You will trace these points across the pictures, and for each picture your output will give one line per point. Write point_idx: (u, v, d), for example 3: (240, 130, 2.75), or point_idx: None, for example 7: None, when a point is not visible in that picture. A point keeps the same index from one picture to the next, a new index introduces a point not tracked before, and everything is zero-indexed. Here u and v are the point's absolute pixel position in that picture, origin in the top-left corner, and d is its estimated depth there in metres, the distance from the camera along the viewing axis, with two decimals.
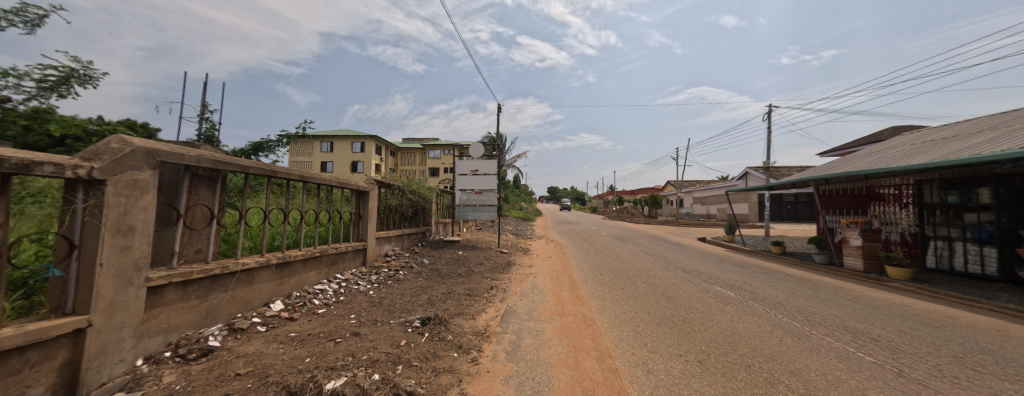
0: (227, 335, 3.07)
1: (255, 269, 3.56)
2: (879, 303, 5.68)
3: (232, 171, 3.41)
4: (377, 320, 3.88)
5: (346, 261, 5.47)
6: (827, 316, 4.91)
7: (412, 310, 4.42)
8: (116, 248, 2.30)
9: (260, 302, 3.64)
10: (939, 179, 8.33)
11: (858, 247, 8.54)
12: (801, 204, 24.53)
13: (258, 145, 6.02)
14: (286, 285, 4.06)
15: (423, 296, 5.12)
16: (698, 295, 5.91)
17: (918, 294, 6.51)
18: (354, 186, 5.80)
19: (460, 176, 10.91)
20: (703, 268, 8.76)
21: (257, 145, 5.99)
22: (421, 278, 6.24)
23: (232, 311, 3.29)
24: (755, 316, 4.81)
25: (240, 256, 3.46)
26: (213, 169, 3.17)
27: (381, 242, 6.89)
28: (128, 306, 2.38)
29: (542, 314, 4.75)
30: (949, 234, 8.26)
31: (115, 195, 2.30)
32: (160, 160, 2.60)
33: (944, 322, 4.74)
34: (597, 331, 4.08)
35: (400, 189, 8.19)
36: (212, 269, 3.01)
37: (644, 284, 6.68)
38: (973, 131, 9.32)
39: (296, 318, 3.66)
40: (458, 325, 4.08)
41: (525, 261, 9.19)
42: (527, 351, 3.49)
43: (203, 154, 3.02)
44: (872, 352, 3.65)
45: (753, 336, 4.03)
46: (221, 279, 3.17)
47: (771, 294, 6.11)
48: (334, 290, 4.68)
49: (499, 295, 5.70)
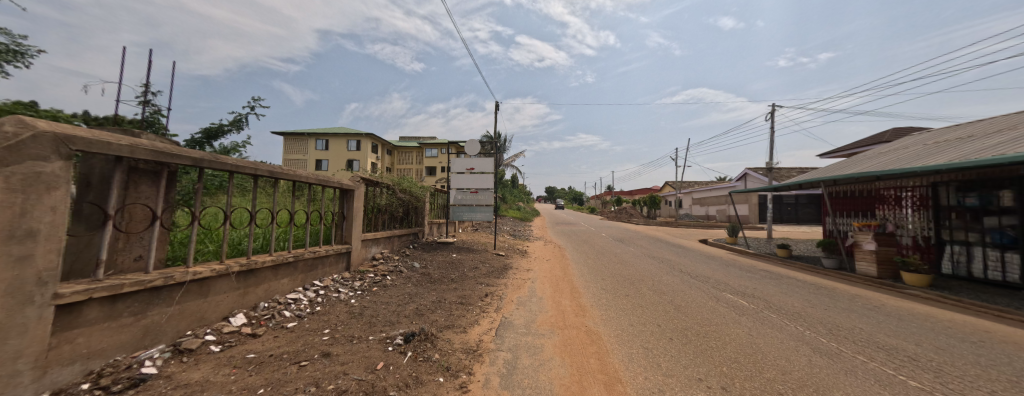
0: (170, 358, 2.59)
1: (211, 278, 3.07)
2: (903, 313, 5.28)
3: (181, 165, 2.92)
4: (353, 337, 3.39)
5: (326, 266, 4.99)
6: (852, 329, 4.49)
7: (396, 323, 3.94)
8: (7, 259, 1.80)
9: (216, 316, 3.16)
10: (958, 181, 7.93)
11: (871, 252, 8.12)
12: (801, 206, 24.26)
13: (210, 130, 5.50)
14: (251, 296, 3.57)
15: (410, 306, 4.63)
16: (708, 304, 5.50)
17: (941, 302, 6.11)
18: (337, 184, 5.27)
19: (455, 175, 10.41)
20: (710, 272, 8.35)
21: (210, 131, 5.50)
22: (410, 284, 5.75)
23: (180, 328, 2.82)
24: (775, 330, 4.38)
25: (191, 264, 2.96)
26: (154, 161, 2.68)
27: (368, 244, 6.40)
28: (25, 332, 1.88)
29: (541, 327, 4.29)
30: (967, 238, 7.87)
31: (6, 191, 1.80)
32: (77, 149, 2.11)
33: (980, 337, 4.34)
34: (603, 348, 3.64)
35: (390, 187, 7.69)
36: (151, 280, 2.52)
37: (649, 291, 6.25)
38: (989, 131, 8.97)
39: (260, 335, 3.19)
40: (447, 341, 3.61)
41: (522, 264, 8.76)
42: (524, 374, 3.04)
43: (141, 143, 2.54)
44: (914, 375, 3.24)
45: (778, 354, 3.60)
46: (165, 291, 2.68)
47: (787, 303, 5.70)
48: (309, 300, 4.20)
49: (494, 303, 5.26)
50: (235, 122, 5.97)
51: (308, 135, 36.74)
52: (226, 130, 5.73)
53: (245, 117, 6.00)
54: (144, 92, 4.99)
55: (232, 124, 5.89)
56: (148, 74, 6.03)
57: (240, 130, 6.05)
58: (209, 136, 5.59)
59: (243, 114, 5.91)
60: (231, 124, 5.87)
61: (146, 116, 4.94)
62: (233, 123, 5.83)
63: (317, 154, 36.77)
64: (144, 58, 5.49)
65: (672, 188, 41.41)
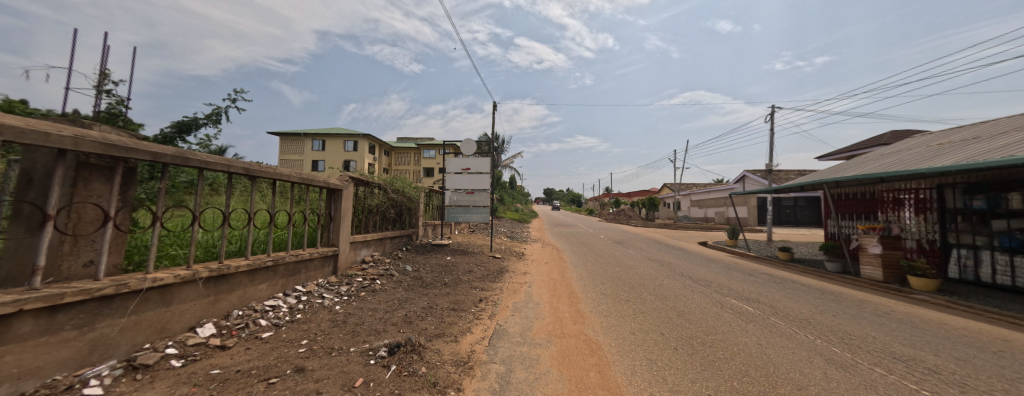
0: (121, 375, 2.33)
1: (174, 285, 2.80)
2: (915, 321, 5.06)
3: (141, 160, 2.66)
4: (333, 348, 3.12)
5: (309, 271, 4.71)
6: (866, 338, 4.25)
7: (382, 332, 3.67)
8: None
9: (181, 326, 2.89)
10: (965, 183, 7.75)
11: (877, 255, 7.91)
12: (800, 208, 24.11)
13: (182, 124, 5.20)
14: (223, 304, 3.30)
15: (398, 313, 4.35)
16: (714, 310, 5.25)
17: (952, 308, 5.89)
18: (323, 183, 4.98)
19: (450, 175, 10.13)
20: (712, 276, 8.09)
21: (182, 125, 5.21)
22: (401, 288, 5.48)
23: (137, 341, 2.55)
24: (785, 339, 4.13)
25: (152, 270, 2.70)
26: (107, 154, 2.42)
27: (357, 246, 6.12)
28: None
29: (537, 336, 4.03)
30: (974, 242, 7.67)
31: None
32: (5, 140, 1.86)
33: (998, 346, 4.11)
34: (604, 360, 3.40)
35: (381, 188, 7.40)
36: (101, 289, 2.26)
37: (651, 296, 6.01)
38: (995, 133, 8.80)
39: (229, 347, 2.91)
40: (435, 353, 3.34)
41: (519, 267, 8.52)
42: (518, 389, 2.79)
43: (89, 135, 2.29)
44: (939, 390, 2.99)
45: (792, 366, 3.36)
46: (118, 300, 2.42)
47: (795, 310, 5.46)
48: (289, 307, 3.92)
49: (489, 309, 5.01)
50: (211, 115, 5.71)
51: (304, 135, 36.40)
52: (198, 123, 5.45)
53: (222, 110, 5.76)
54: (104, 81, 4.65)
55: (207, 118, 5.60)
56: (104, 59, 5.61)
57: (216, 124, 5.79)
58: (180, 130, 5.29)
59: (219, 107, 5.65)
60: (206, 117, 5.58)
61: (105, 107, 4.62)
62: (208, 116, 5.55)
63: (313, 155, 36.43)
64: (106, 45, 5.15)
65: (671, 189, 41.26)
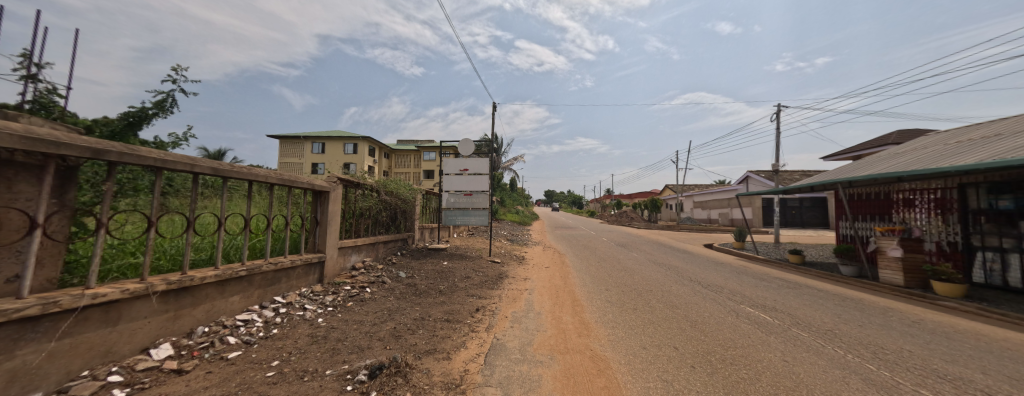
0: None
1: (122, 301, 2.45)
2: (948, 331, 4.68)
3: (81, 157, 2.30)
4: (306, 372, 2.74)
5: (291, 280, 4.34)
6: (901, 352, 3.86)
7: (365, 350, 3.29)
8: None
9: (132, 348, 2.54)
10: (988, 182, 7.35)
11: (897, 259, 7.49)
12: (805, 210, 23.72)
13: (131, 114, 4.51)
14: (185, 320, 2.94)
15: (386, 326, 3.98)
16: (729, 320, 4.86)
17: (985, 317, 5.49)
18: (307, 184, 4.60)
19: (448, 177, 9.80)
20: (723, 282, 7.66)
21: (132, 115, 4.50)
22: (392, 297, 5.12)
23: (73, 367, 2.19)
24: (813, 355, 3.74)
25: (93, 285, 2.34)
26: (36, 151, 2.07)
27: (346, 252, 5.74)
28: None
29: (538, 352, 3.65)
30: (1000, 245, 7.26)
31: None
32: None
33: None
34: (614, 381, 3.02)
35: (373, 190, 7.02)
36: (18, 309, 1.89)
37: (660, 304, 5.62)
38: (1017, 129, 8.42)
39: (187, 371, 2.55)
40: (424, 374, 2.97)
41: (519, 272, 8.15)
42: None
43: (9, 128, 1.94)
44: None
45: (826, 388, 2.98)
46: (45, 322, 2.05)
47: (818, 319, 5.06)
48: (265, 321, 3.56)
49: (486, 320, 4.64)
50: (160, 104, 5.04)
51: (303, 138, 36.24)
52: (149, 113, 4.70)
53: (174, 99, 5.17)
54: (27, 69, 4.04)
55: (155, 106, 4.98)
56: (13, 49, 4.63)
57: (167, 113, 5.15)
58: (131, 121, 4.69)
59: (170, 94, 5.05)
60: (154, 106, 4.96)
61: (33, 95, 3.85)
62: (155, 104, 4.96)
63: (312, 157, 36.21)
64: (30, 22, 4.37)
65: (672, 190, 40.93)
